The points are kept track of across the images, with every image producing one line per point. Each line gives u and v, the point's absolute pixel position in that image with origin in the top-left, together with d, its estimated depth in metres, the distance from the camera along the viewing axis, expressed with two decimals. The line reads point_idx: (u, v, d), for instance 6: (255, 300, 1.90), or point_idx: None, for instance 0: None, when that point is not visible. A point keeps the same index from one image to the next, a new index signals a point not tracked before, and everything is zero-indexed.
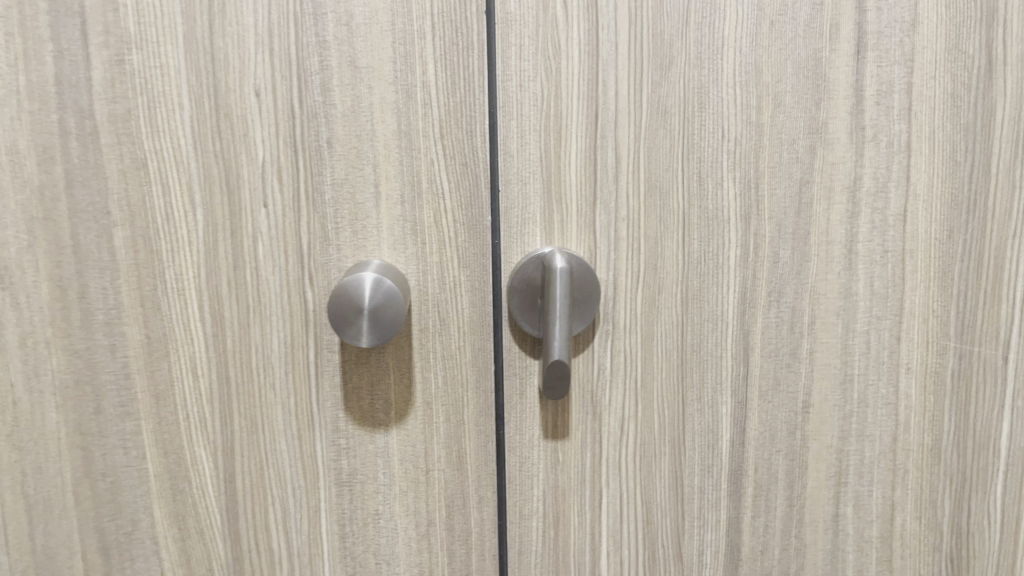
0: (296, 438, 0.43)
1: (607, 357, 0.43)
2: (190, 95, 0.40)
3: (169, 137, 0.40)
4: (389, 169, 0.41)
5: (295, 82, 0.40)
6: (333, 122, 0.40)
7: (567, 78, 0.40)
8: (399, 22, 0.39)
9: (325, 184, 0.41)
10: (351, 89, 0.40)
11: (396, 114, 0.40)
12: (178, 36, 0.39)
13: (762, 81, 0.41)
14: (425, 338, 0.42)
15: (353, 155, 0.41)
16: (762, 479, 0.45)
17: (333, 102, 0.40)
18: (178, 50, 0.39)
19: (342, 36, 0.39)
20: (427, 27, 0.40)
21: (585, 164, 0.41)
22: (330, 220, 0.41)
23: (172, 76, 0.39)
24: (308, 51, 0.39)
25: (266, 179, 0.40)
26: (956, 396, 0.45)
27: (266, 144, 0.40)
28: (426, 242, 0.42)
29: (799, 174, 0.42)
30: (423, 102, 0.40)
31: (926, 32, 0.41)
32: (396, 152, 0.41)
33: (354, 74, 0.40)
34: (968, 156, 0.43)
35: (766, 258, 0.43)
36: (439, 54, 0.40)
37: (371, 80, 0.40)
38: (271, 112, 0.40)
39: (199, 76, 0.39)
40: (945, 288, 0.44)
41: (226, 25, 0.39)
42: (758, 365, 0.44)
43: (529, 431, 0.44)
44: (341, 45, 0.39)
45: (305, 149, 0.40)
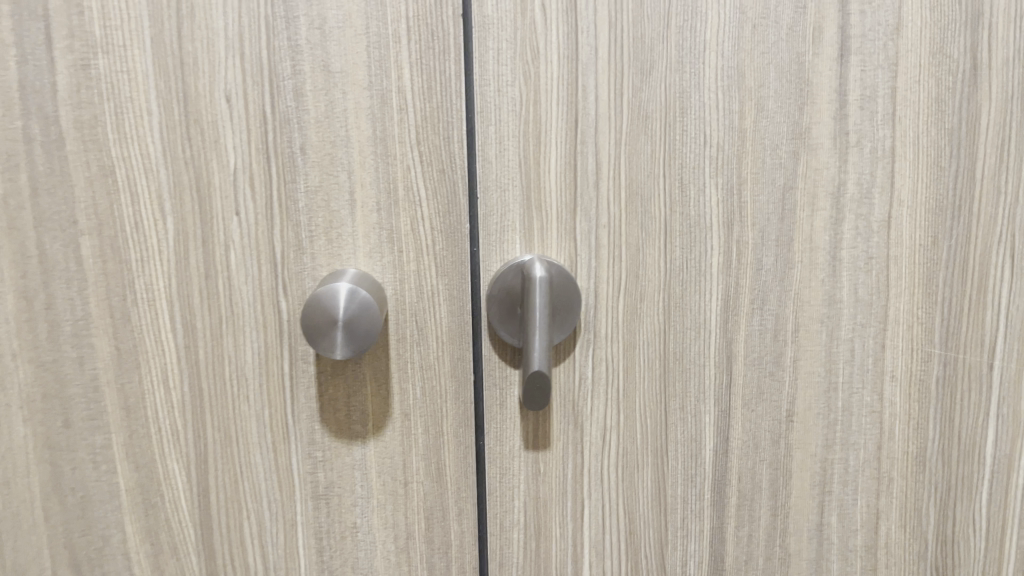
0: (271, 451, 0.42)
1: (589, 366, 0.43)
2: (158, 100, 0.38)
3: (136, 144, 0.39)
4: (365, 176, 0.40)
5: (267, 86, 0.39)
6: (306, 128, 0.39)
7: (546, 83, 0.40)
8: (374, 26, 0.38)
9: (299, 192, 0.40)
10: (325, 94, 0.39)
11: (371, 119, 0.39)
12: (146, 39, 0.38)
13: (744, 86, 0.41)
14: (403, 348, 0.41)
15: (327, 162, 0.40)
16: (746, 488, 0.45)
17: (306, 108, 0.39)
18: (145, 54, 0.38)
19: (315, 40, 0.38)
20: (402, 30, 0.39)
21: (565, 171, 0.41)
22: (304, 228, 0.40)
23: (139, 80, 0.38)
24: (280, 55, 0.38)
25: (238, 187, 0.39)
26: (940, 403, 0.45)
27: (237, 151, 0.39)
28: (403, 249, 0.41)
29: (783, 180, 0.42)
30: (399, 107, 0.39)
31: (911, 35, 0.41)
32: (372, 159, 0.40)
33: (328, 79, 0.39)
34: (953, 161, 0.42)
35: (750, 265, 0.42)
36: (415, 58, 0.39)
37: (345, 85, 0.39)
38: (242, 118, 0.39)
39: (167, 80, 0.38)
40: (930, 295, 0.43)
41: (195, 29, 0.38)
42: (741, 374, 0.44)
43: (510, 442, 0.43)
44: (314, 49, 0.38)
45: (278, 155, 0.39)
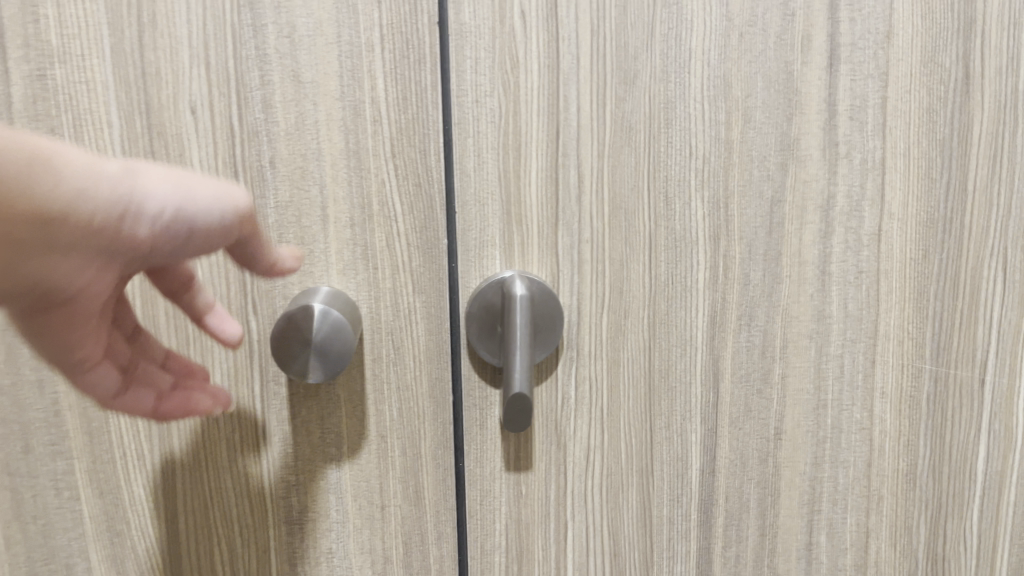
0: (242, 475, 0.40)
1: (571, 385, 0.41)
2: (120, 112, 0.37)
3: None
4: (338, 190, 0.38)
5: (234, 97, 0.37)
6: (276, 140, 0.37)
7: (526, 93, 0.38)
8: (346, 34, 0.37)
9: (269, 207, 0.38)
10: (295, 105, 0.37)
11: (343, 132, 0.38)
12: (105, 48, 0.36)
13: (731, 96, 0.39)
14: (378, 368, 0.40)
15: (298, 176, 0.38)
16: (734, 508, 0.44)
17: (275, 119, 0.37)
18: (105, 64, 0.36)
19: (285, 49, 0.37)
20: (376, 39, 0.37)
21: (546, 184, 0.39)
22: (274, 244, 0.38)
23: (99, 91, 0.36)
24: (248, 65, 0.37)
25: None
26: (931, 420, 0.44)
27: (204, 165, 0.37)
28: (379, 267, 0.39)
29: (771, 193, 0.40)
30: (372, 118, 0.38)
31: (901, 44, 0.40)
32: (344, 172, 0.38)
33: (298, 90, 0.37)
34: (944, 173, 0.41)
35: (737, 280, 0.41)
36: (389, 67, 0.37)
37: (316, 95, 0.37)
38: (208, 131, 0.37)
39: (129, 91, 0.36)
40: (921, 309, 0.42)
41: (157, 37, 0.36)
42: (728, 392, 0.42)
43: (490, 463, 0.42)
44: (283, 58, 0.37)
45: (246, 169, 0.38)
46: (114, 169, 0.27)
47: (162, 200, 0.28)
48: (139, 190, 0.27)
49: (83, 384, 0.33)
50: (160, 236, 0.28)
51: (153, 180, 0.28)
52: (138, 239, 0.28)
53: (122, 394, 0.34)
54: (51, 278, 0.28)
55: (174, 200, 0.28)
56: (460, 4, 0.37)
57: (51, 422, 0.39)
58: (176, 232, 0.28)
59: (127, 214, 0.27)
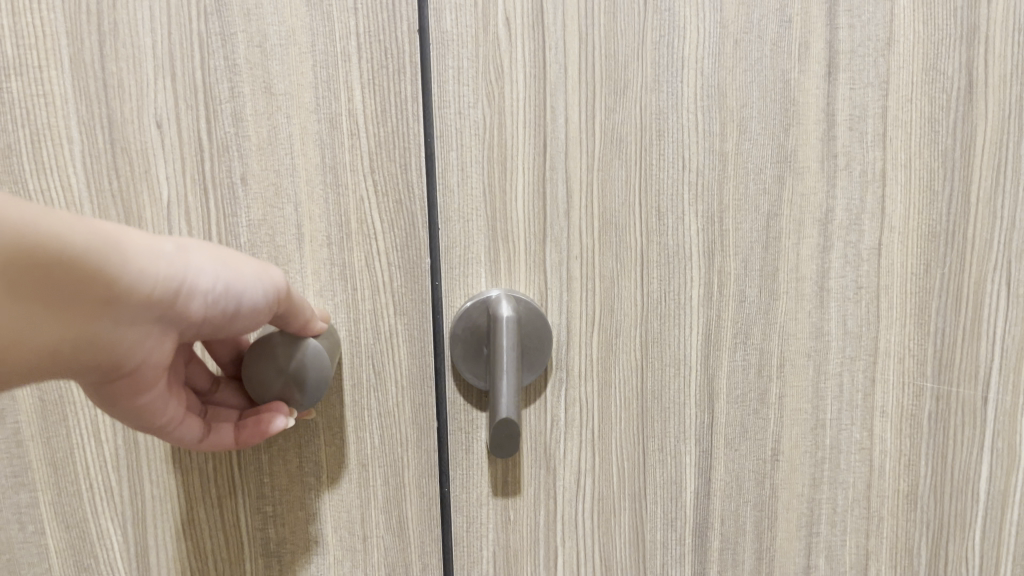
0: (216, 506, 0.39)
1: (561, 407, 0.40)
2: (80, 127, 0.35)
3: (56, 175, 0.35)
4: (314, 207, 0.36)
5: (202, 110, 0.35)
6: (247, 156, 0.36)
7: (512, 104, 0.36)
8: (320, 42, 0.35)
9: (240, 226, 0.36)
10: (267, 118, 0.35)
11: (319, 147, 0.36)
12: (63, 59, 0.34)
13: (725, 106, 0.38)
14: (358, 394, 0.38)
15: (272, 192, 0.36)
16: (730, 531, 0.42)
17: (246, 134, 0.35)
18: (63, 75, 0.34)
19: (256, 59, 0.35)
20: (352, 47, 0.35)
21: (532, 199, 0.38)
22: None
23: (57, 104, 0.34)
24: (216, 76, 0.35)
25: (172, 222, 0.36)
26: (932, 439, 0.42)
27: (170, 183, 0.35)
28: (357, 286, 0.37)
29: (767, 207, 0.39)
30: (349, 132, 0.36)
31: (903, 51, 0.38)
32: (320, 188, 0.36)
33: (270, 102, 0.35)
34: (947, 184, 0.40)
35: (732, 297, 0.40)
36: (367, 77, 0.35)
37: (289, 108, 0.35)
38: (176, 145, 0.35)
39: (89, 104, 0.34)
40: (922, 326, 0.41)
41: (118, 47, 0.34)
42: (724, 412, 0.41)
43: (476, 489, 0.40)
44: (254, 68, 0.35)
45: (216, 186, 0.36)
46: (170, 249, 0.30)
47: (212, 276, 0.31)
48: (192, 267, 0.30)
49: (170, 440, 0.35)
50: (211, 308, 0.31)
51: (204, 260, 0.31)
52: (190, 313, 0.31)
53: (204, 437, 0.35)
54: (122, 348, 0.30)
55: (222, 276, 0.31)
56: (442, 11, 0.35)
57: (13, 451, 0.37)
58: (224, 306, 0.31)
59: (181, 288, 0.30)
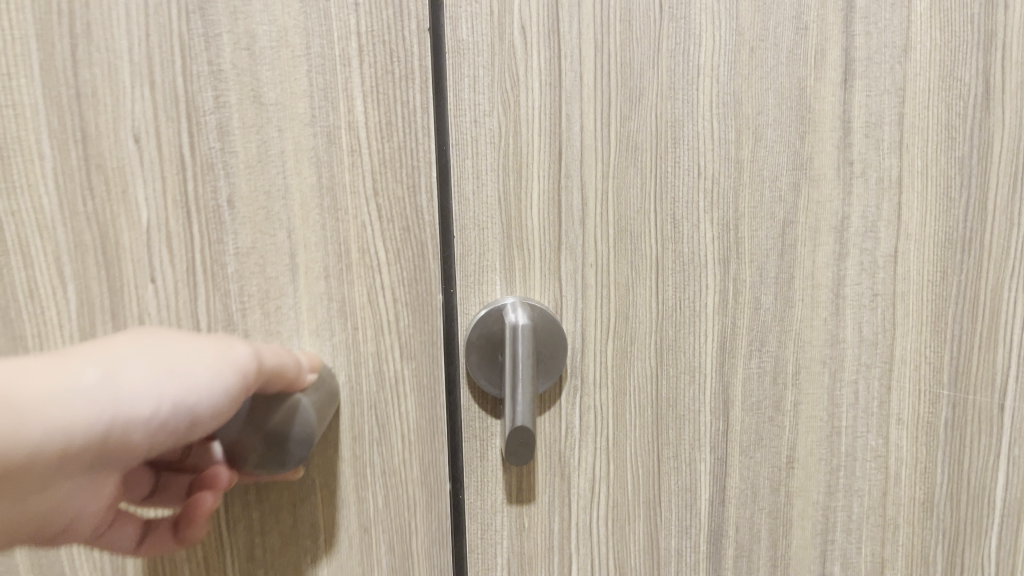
0: (204, 560, 0.39)
1: (576, 415, 0.40)
2: (52, 142, 0.34)
3: (27, 195, 0.34)
4: (308, 236, 0.36)
5: (185, 123, 0.34)
6: (235, 176, 0.35)
7: (527, 112, 0.37)
8: (315, 44, 0.35)
9: (228, 255, 0.36)
10: (257, 132, 0.35)
11: (314, 164, 0.36)
12: (34, 65, 0.33)
13: (741, 113, 0.38)
14: (359, 448, 0.38)
15: (263, 217, 0.36)
16: (744, 539, 0.42)
17: (233, 149, 0.35)
18: (34, 84, 0.33)
19: (243, 63, 0.34)
20: (351, 50, 0.35)
21: (547, 207, 0.38)
22: (235, 298, 0.36)
23: (27, 117, 0.34)
24: (201, 83, 0.34)
25: (153, 250, 0.35)
26: (949, 446, 0.42)
27: (150, 204, 0.35)
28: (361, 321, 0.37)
29: (782, 214, 0.39)
30: (350, 148, 0.36)
31: (919, 58, 0.38)
32: (317, 214, 0.36)
33: (261, 111, 0.35)
34: (963, 191, 0.39)
35: (748, 304, 0.39)
36: (369, 85, 0.35)
37: (282, 120, 0.35)
38: (156, 162, 0.35)
39: (62, 115, 0.34)
40: (939, 333, 0.41)
41: (93, 51, 0.33)
42: (738, 420, 0.41)
43: (492, 497, 0.40)
44: (242, 75, 0.34)
45: (201, 208, 0.35)
46: (94, 378, 0.28)
47: (152, 398, 0.29)
48: (125, 395, 0.29)
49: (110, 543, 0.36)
50: (156, 433, 0.30)
51: (139, 381, 0.29)
52: (134, 443, 0.29)
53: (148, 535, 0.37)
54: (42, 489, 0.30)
55: (164, 397, 0.29)
56: (457, 21, 0.35)
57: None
58: (172, 427, 0.30)
59: (114, 425, 0.28)
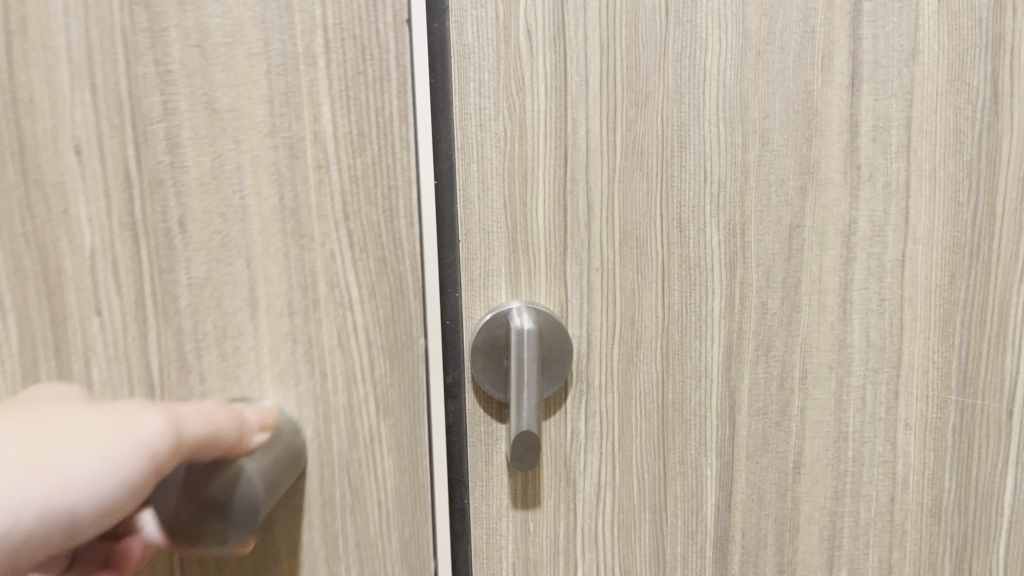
0: None
1: (581, 419, 0.40)
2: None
3: None
4: (272, 265, 0.35)
5: (130, 133, 0.33)
6: (185, 190, 0.33)
7: (532, 116, 0.37)
8: (276, 40, 0.33)
9: (180, 284, 0.34)
10: (211, 143, 0.33)
11: (276, 182, 0.34)
12: None
13: (747, 118, 0.37)
14: (328, 512, 0.37)
15: (218, 244, 0.34)
16: (751, 545, 0.42)
17: (183, 163, 0.33)
18: None
19: (195, 64, 0.32)
20: (318, 48, 0.33)
21: (552, 211, 0.38)
22: (188, 338, 0.35)
23: None
24: (147, 83, 0.32)
25: (96, 276, 0.34)
26: (957, 452, 0.42)
27: (93, 222, 0.34)
28: (327, 365, 0.36)
29: (789, 218, 0.39)
30: (316, 164, 0.34)
31: (926, 62, 0.38)
32: (279, 242, 0.34)
33: (213, 117, 0.33)
34: (971, 196, 0.39)
35: (754, 309, 0.39)
36: (335, 90, 0.33)
37: (239, 131, 0.33)
38: (100, 180, 0.33)
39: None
40: (946, 338, 0.40)
41: (29, 49, 0.32)
42: (745, 425, 0.41)
43: (497, 501, 0.40)
44: (193, 76, 0.32)
45: (150, 232, 0.34)
46: None
47: (17, 502, 0.26)
48: None
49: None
50: (23, 543, 0.26)
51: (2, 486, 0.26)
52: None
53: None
54: None
55: (31, 498, 0.26)
56: (463, 25, 0.35)
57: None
58: (44, 531, 0.27)
59: None
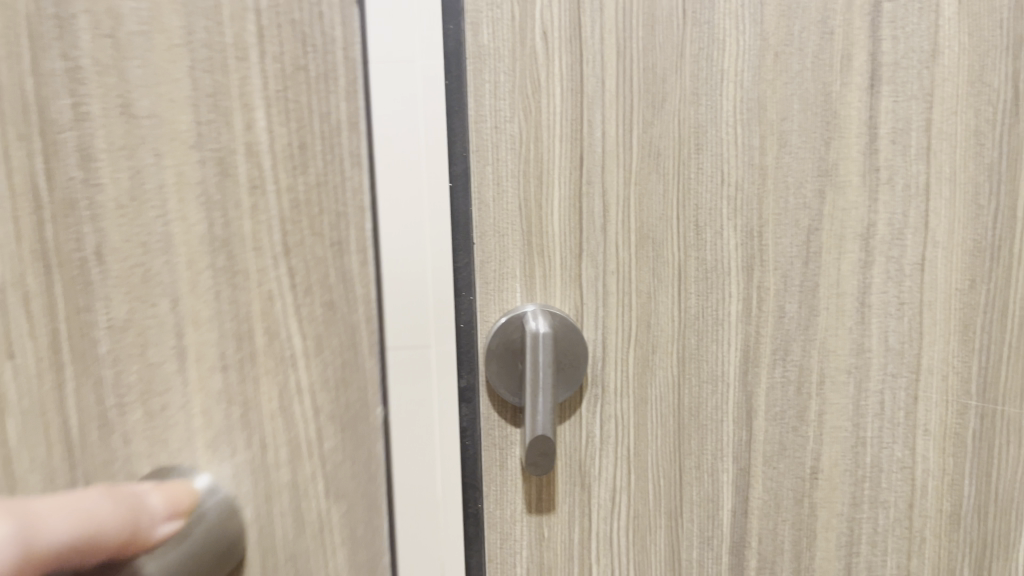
0: None
1: (596, 424, 0.39)
2: None
3: None
4: (202, 309, 0.22)
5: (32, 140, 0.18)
6: (103, 218, 0.19)
7: (548, 118, 0.36)
8: (199, 26, 0.21)
9: None
10: (126, 157, 0.20)
11: (203, 207, 0.22)
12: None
13: (765, 119, 0.37)
14: None
15: (140, 279, 0.20)
16: (768, 551, 0.42)
17: (100, 173, 0.19)
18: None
19: (161, 51, 0.20)
20: (250, 38, 0.23)
21: (568, 214, 0.37)
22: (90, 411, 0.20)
23: None
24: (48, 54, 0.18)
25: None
26: (977, 458, 0.41)
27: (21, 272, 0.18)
28: (269, 434, 0.24)
29: (807, 221, 0.38)
30: (251, 184, 0.23)
31: (947, 63, 0.37)
32: (208, 284, 0.22)
33: (132, 124, 0.20)
34: (992, 199, 0.39)
35: (771, 312, 0.39)
36: (274, 89, 0.23)
37: (157, 141, 0.20)
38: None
39: None
40: (966, 342, 0.40)
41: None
42: (762, 430, 0.40)
43: (510, 505, 0.40)
44: (104, 74, 0.19)
45: (63, 268, 0.19)
46: None
47: None
48: None
49: None
50: None
51: None
52: None
53: None
54: None
55: None
56: (478, 26, 0.35)
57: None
58: None
59: None
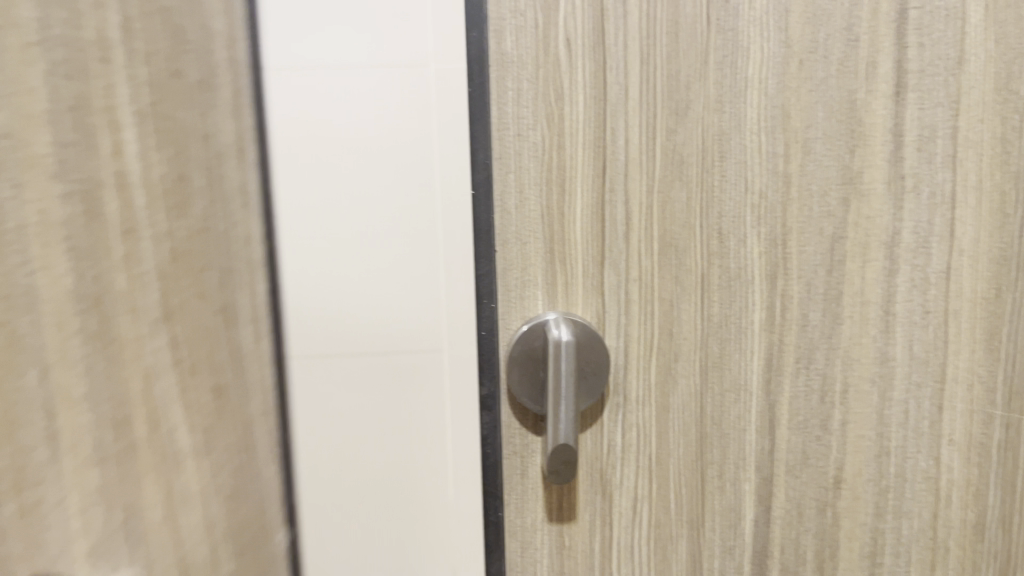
0: None
1: (618, 433, 0.39)
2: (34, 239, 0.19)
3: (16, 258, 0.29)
4: (71, 384, 0.19)
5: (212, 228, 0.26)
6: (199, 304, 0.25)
7: (571, 125, 0.36)
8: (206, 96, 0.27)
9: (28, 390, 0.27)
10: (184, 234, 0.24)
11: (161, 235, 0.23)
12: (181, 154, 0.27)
13: (790, 127, 0.37)
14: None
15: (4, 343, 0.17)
16: (790, 560, 0.41)
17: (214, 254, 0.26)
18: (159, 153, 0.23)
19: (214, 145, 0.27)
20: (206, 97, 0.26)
21: (591, 221, 0.37)
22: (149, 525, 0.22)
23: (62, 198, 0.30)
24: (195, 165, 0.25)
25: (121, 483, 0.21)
26: (1003, 468, 0.41)
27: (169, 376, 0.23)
28: (150, 523, 0.22)
29: (831, 229, 0.38)
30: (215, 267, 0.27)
31: (974, 70, 0.37)
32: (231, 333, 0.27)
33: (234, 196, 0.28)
34: (1019, 208, 0.38)
35: (795, 321, 0.39)
36: (147, 114, 0.22)
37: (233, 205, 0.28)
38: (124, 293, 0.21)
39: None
40: (992, 352, 0.40)
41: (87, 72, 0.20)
42: (784, 440, 0.40)
43: (532, 514, 0.40)
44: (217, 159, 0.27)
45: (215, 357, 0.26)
46: None
47: None
48: None
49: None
50: None
51: None
52: None
53: None
54: None
55: None
56: (502, 33, 0.35)
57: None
58: None
59: None
